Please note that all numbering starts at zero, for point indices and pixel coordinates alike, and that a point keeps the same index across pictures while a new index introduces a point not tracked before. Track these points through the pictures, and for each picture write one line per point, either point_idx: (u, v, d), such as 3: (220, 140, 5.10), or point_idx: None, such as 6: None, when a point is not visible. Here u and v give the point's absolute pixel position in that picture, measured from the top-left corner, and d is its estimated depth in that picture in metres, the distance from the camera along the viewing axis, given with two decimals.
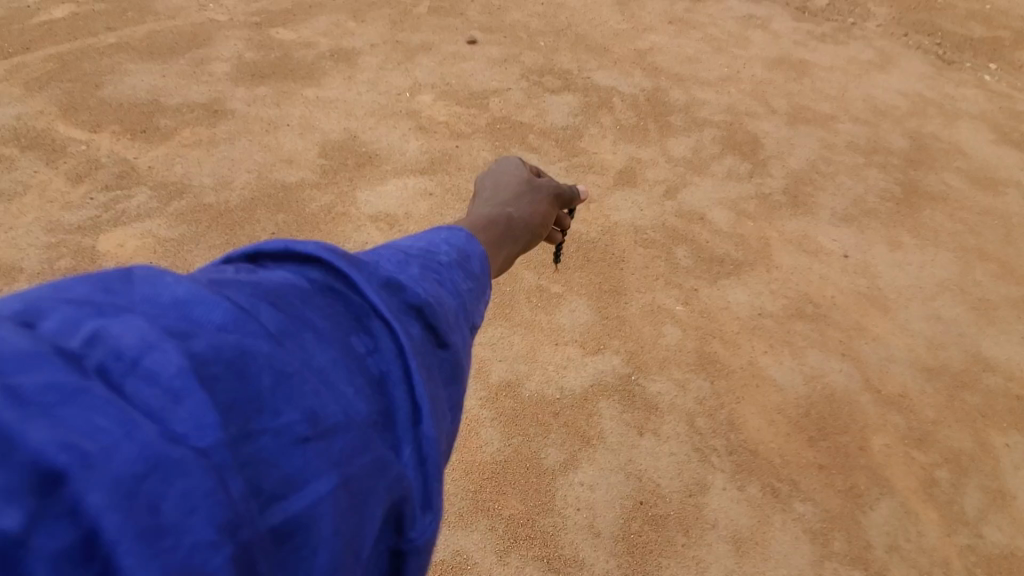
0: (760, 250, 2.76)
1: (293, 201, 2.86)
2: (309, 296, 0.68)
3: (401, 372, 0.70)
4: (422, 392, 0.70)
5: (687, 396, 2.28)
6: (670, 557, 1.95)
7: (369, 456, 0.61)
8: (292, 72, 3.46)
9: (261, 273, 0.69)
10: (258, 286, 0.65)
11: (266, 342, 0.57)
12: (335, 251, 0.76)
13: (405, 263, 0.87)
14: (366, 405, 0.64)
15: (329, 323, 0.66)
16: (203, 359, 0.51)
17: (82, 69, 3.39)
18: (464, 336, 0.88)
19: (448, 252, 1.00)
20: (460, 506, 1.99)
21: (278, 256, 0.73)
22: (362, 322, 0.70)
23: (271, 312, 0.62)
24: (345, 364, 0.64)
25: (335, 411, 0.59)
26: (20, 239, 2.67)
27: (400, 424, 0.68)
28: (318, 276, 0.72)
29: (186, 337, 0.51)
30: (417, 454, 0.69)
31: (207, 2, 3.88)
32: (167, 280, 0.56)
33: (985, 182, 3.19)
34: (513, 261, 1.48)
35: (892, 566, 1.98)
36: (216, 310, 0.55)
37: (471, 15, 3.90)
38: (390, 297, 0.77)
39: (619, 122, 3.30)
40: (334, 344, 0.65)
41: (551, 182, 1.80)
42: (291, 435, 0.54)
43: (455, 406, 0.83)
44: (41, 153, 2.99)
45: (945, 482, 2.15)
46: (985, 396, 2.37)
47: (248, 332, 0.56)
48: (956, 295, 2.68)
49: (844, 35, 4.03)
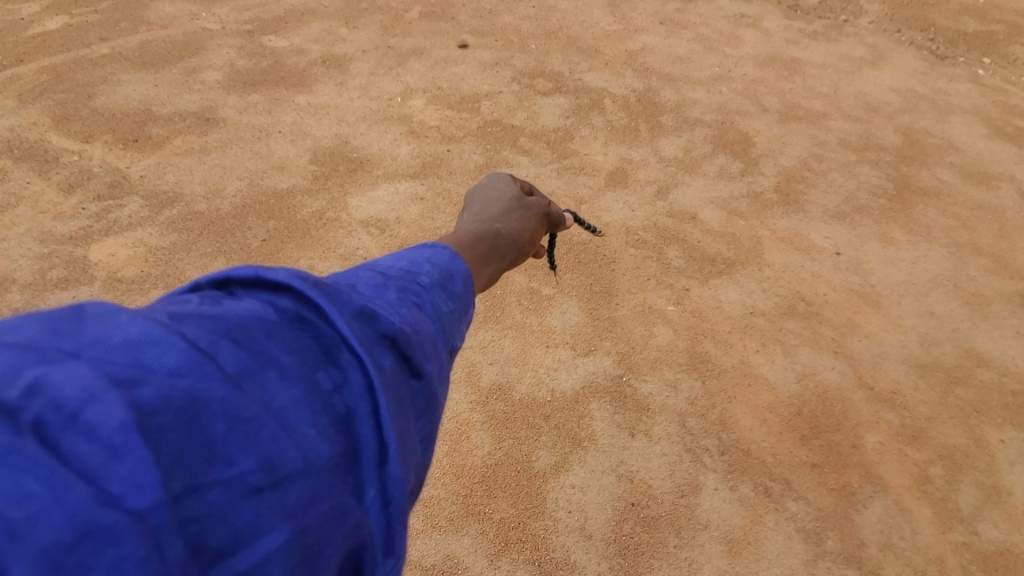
0: (752, 249, 2.75)
1: (284, 207, 2.87)
2: (274, 330, 0.67)
3: (369, 409, 0.68)
4: (390, 429, 0.68)
5: (679, 396, 2.27)
6: (663, 558, 1.94)
7: (328, 504, 0.59)
8: (284, 79, 3.48)
9: (227, 304, 0.68)
10: (220, 321, 0.63)
11: (222, 386, 0.55)
12: (307, 279, 0.75)
13: (381, 289, 0.87)
14: (328, 446, 0.62)
15: (294, 359, 0.65)
16: (149, 409, 0.49)
17: (75, 80, 3.41)
18: (440, 362, 0.87)
19: (429, 272, 1.00)
20: (450, 510, 1.98)
21: (249, 284, 0.73)
22: (330, 355, 0.69)
23: (231, 350, 0.60)
24: (308, 403, 0.63)
25: (293, 456, 0.57)
26: (12, 249, 2.68)
27: (366, 464, 0.66)
28: (288, 305, 0.71)
29: (133, 385, 0.49)
30: (382, 496, 0.67)
31: (200, 11, 3.90)
32: (121, 320, 0.54)
33: (978, 177, 3.18)
34: (498, 279, 1.41)
35: (886, 565, 1.96)
36: (169, 352, 0.53)
37: (463, 19, 3.91)
38: (362, 326, 0.76)
39: (610, 123, 3.30)
40: (299, 382, 0.64)
41: (540, 202, 1.80)
42: (242, 487, 0.52)
43: (429, 435, 0.82)
44: (33, 163, 3.00)
45: (939, 479, 2.14)
46: (980, 391, 2.36)
47: (203, 375, 0.54)
48: (950, 290, 2.67)
49: (835, 33, 4.03)
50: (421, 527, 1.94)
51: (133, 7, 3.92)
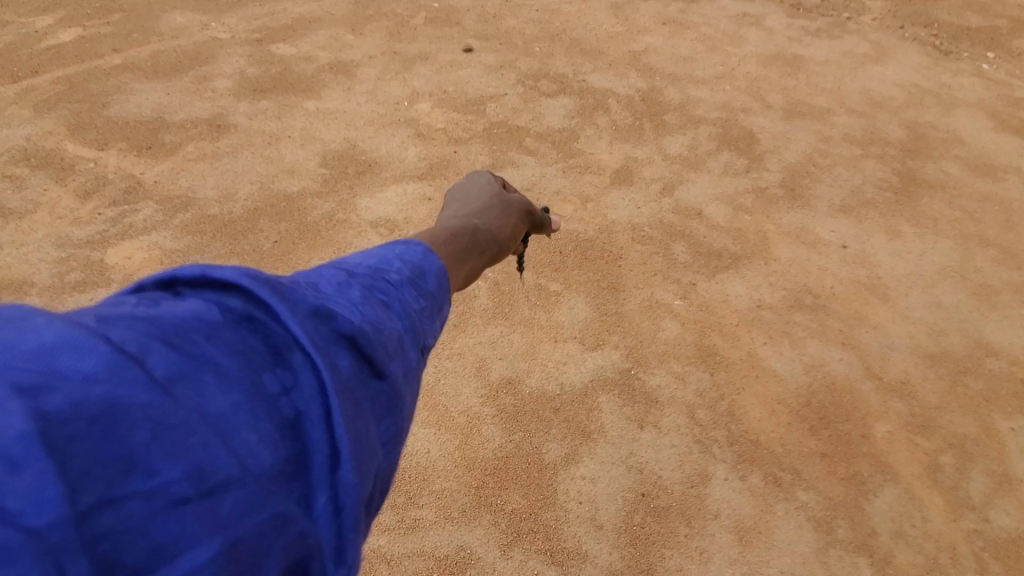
0: (758, 243, 2.77)
1: (295, 210, 2.92)
2: (216, 331, 0.64)
3: (320, 412, 0.66)
4: (342, 433, 0.66)
5: (687, 388, 2.29)
6: (673, 548, 1.95)
7: (264, 514, 0.57)
8: (292, 85, 3.54)
9: (166, 305, 0.65)
10: (156, 322, 0.60)
11: (147, 392, 0.52)
12: (258, 278, 0.71)
13: (344, 288, 0.86)
14: (270, 453, 0.60)
15: (236, 361, 0.62)
16: (57, 418, 0.46)
17: (90, 90, 3.49)
18: (407, 361, 0.85)
19: (400, 270, 1.01)
20: (462, 502, 2.01)
21: (195, 284, 0.70)
22: (280, 356, 0.66)
23: (163, 354, 0.57)
24: (249, 407, 0.60)
25: (226, 463, 0.55)
26: (31, 254, 2.75)
27: (315, 470, 0.63)
28: (238, 304, 0.68)
29: (40, 393, 0.47)
30: (332, 503, 0.64)
31: (210, 21, 3.99)
32: (38, 323, 0.51)
33: (984, 169, 3.18)
34: (476, 275, 1.40)
35: (898, 553, 1.97)
36: (87, 357, 0.50)
37: (467, 24, 3.96)
38: (317, 326, 0.73)
39: (615, 123, 3.33)
40: (240, 386, 0.61)
41: (521, 199, 1.84)
42: (166, 498, 0.50)
43: (394, 437, 0.80)
44: (50, 171, 3.07)
45: (950, 467, 2.14)
46: (989, 380, 2.36)
47: (125, 381, 0.51)
48: (957, 282, 2.67)
49: (838, 30, 4.05)
50: (434, 519, 1.97)
51: (144, 18, 4.01)
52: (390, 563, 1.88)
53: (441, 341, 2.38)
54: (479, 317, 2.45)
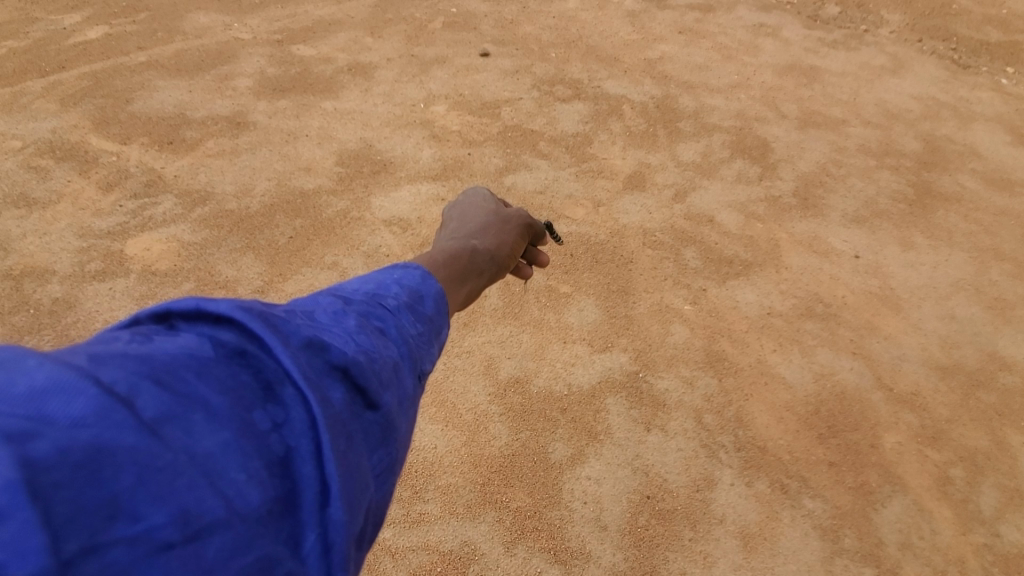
0: (769, 251, 2.77)
1: (310, 206, 2.96)
2: (208, 367, 0.62)
3: (311, 447, 0.64)
4: (332, 469, 0.64)
5: (694, 393, 2.29)
6: (677, 551, 1.94)
7: (252, 555, 0.55)
8: (311, 85, 3.61)
9: (158, 341, 0.63)
10: (147, 360, 0.59)
11: (134, 434, 0.51)
12: (252, 310, 0.71)
13: (340, 316, 0.84)
14: (259, 492, 0.58)
15: (226, 399, 0.61)
16: (43, 465, 0.44)
17: (115, 86, 3.57)
18: (401, 390, 0.84)
19: (398, 294, 0.99)
20: (468, 498, 2.02)
21: (190, 317, 0.68)
22: (271, 392, 0.65)
23: (153, 393, 0.56)
24: (239, 445, 0.58)
25: (213, 506, 0.53)
26: (54, 243, 2.81)
27: (305, 507, 0.61)
28: (231, 337, 0.67)
29: (27, 439, 0.45)
30: (321, 541, 0.62)
31: (232, 22, 4.07)
32: (28, 365, 0.50)
33: (1001, 183, 3.15)
34: (476, 296, 1.40)
35: (905, 565, 1.94)
36: (76, 401, 0.49)
37: (484, 29, 4.01)
38: (310, 358, 0.72)
39: (628, 129, 3.35)
40: (228, 424, 0.59)
41: (522, 212, 1.86)
42: (150, 543, 0.48)
43: (387, 467, 0.79)
44: (74, 163, 3.14)
45: (960, 480, 2.12)
46: (1003, 394, 2.33)
47: (113, 424, 0.50)
48: (971, 295, 2.65)
49: (855, 42, 4.05)
50: (439, 514, 1.98)
51: (169, 18, 4.10)
52: (394, 557, 1.89)
53: (450, 338, 2.40)
54: (489, 316, 2.47)
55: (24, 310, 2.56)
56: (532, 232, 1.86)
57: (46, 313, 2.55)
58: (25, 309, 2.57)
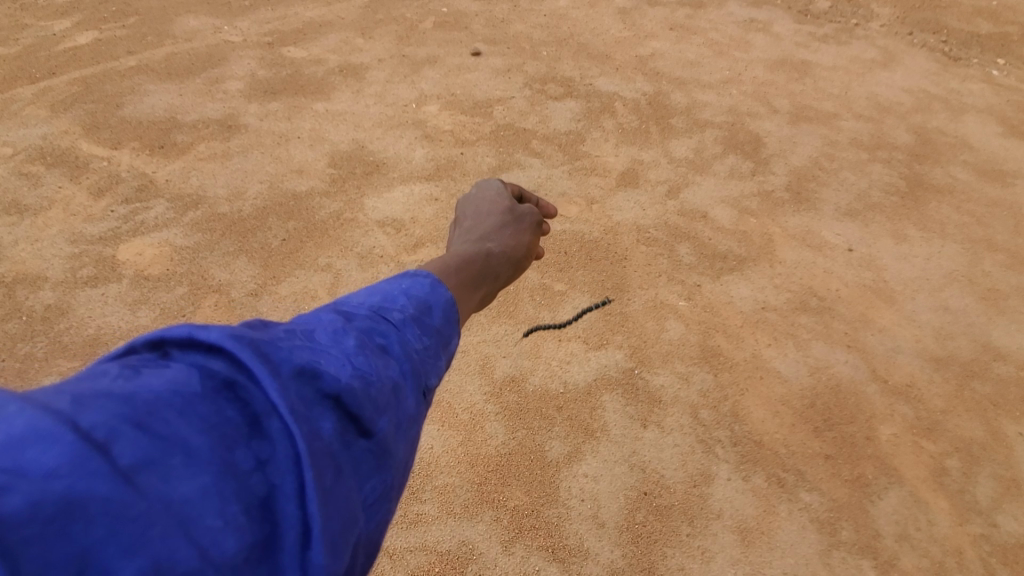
0: (763, 246, 2.77)
1: (303, 208, 2.94)
2: (196, 406, 0.61)
3: (296, 485, 0.63)
4: (316, 507, 0.63)
5: (690, 388, 2.29)
6: (675, 547, 1.94)
7: None
8: (303, 87, 3.59)
9: (148, 375, 0.62)
10: (133, 400, 0.58)
11: (108, 485, 0.50)
12: (247, 340, 0.69)
13: (340, 337, 0.83)
14: (236, 538, 0.57)
15: (207, 438, 0.60)
16: (7, 524, 0.44)
17: (106, 91, 3.55)
18: (398, 414, 0.83)
19: (403, 307, 0.97)
20: (465, 498, 2.01)
21: (184, 347, 0.67)
22: (259, 428, 0.63)
23: (135, 437, 0.55)
24: (219, 489, 0.58)
25: (184, 557, 0.52)
26: (45, 250, 2.78)
27: (284, 546, 0.61)
28: (220, 369, 0.66)
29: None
30: None
31: (222, 25, 4.06)
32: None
33: (992, 174, 3.16)
34: (491, 300, 1.41)
35: (903, 556, 1.94)
36: (50, 450, 0.48)
37: (475, 28, 4.01)
38: (303, 389, 0.71)
39: (621, 126, 3.35)
40: (212, 467, 0.58)
41: (533, 209, 1.84)
42: None
43: (381, 494, 0.78)
44: (65, 169, 3.12)
45: (956, 471, 2.12)
46: (997, 384, 2.34)
47: (85, 476, 0.49)
48: (965, 286, 2.66)
49: (846, 35, 4.06)
50: (436, 514, 1.97)
51: (159, 22, 4.08)
52: (392, 558, 1.88)
53: None
54: (484, 316, 2.48)
55: (17, 317, 2.52)
56: (542, 227, 1.85)
57: (38, 320, 2.52)
58: (18, 317, 2.53)
